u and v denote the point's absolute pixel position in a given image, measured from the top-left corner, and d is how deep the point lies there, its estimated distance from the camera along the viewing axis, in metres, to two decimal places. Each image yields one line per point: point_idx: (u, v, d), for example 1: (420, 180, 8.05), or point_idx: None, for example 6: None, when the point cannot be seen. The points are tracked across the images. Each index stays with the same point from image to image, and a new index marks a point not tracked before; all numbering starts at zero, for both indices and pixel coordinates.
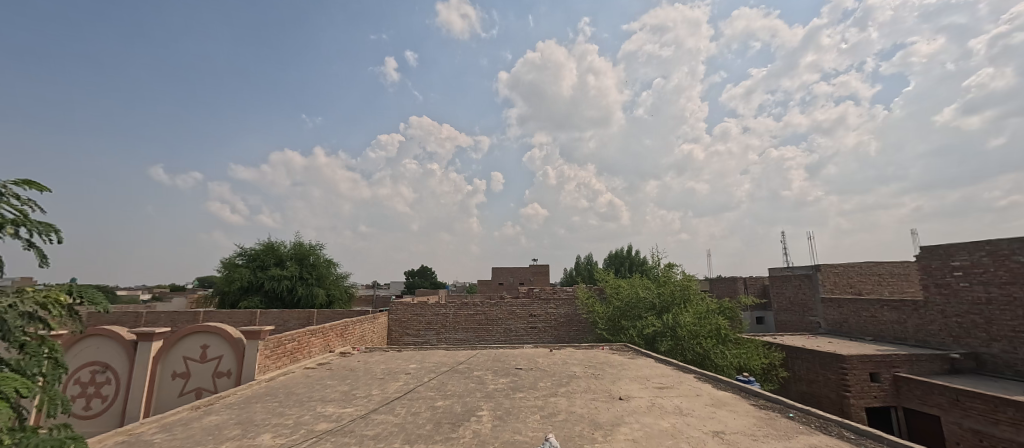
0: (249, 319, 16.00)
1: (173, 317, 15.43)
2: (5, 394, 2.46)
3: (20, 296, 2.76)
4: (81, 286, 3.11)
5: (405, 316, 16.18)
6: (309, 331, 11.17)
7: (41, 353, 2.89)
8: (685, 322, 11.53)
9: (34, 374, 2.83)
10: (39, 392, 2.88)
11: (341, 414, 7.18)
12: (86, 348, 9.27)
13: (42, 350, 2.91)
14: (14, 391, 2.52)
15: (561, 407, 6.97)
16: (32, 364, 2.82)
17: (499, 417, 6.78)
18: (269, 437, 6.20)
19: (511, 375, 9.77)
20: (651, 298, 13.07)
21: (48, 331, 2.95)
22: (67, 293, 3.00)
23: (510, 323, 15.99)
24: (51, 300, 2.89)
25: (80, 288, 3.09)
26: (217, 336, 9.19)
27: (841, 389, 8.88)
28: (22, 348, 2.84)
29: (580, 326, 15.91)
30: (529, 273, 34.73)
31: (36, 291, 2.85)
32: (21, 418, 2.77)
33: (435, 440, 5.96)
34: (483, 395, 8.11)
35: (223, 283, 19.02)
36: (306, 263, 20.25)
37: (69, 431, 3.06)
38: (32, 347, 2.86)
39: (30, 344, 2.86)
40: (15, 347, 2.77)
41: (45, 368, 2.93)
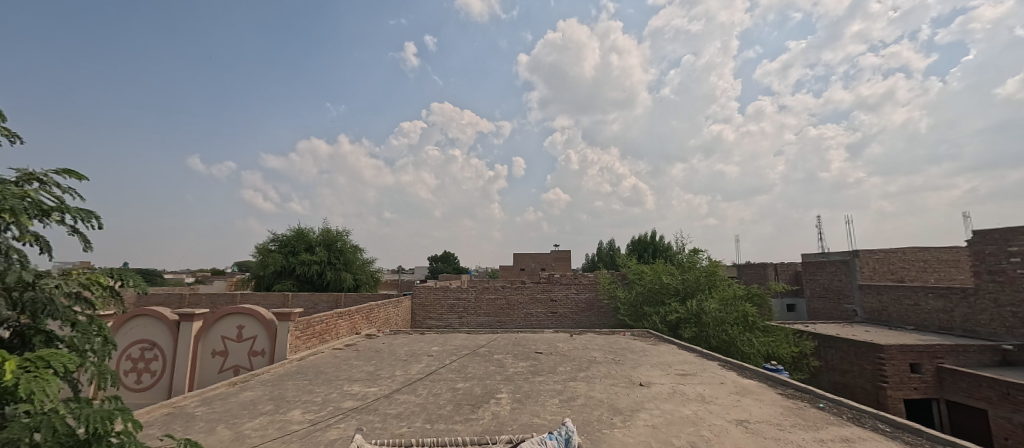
0: (282, 302, 16.55)
1: (213, 298, 16.09)
2: (56, 370, 2.39)
3: (64, 279, 2.72)
4: (122, 268, 3.05)
5: (428, 299, 16.35)
6: (337, 313, 11.44)
7: (91, 331, 2.88)
8: (711, 308, 11.14)
9: (86, 350, 2.82)
10: (90, 366, 2.84)
11: (366, 393, 7.33)
12: (133, 327, 9.69)
13: (93, 328, 2.91)
14: (64, 367, 2.44)
15: (580, 391, 6.91)
16: (84, 340, 2.81)
17: (518, 400, 6.77)
18: (298, 412, 6.38)
19: (531, 359, 9.75)
20: (675, 284, 12.72)
21: (94, 310, 2.95)
22: (109, 276, 2.95)
23: (532, 307, 15.99)
24: (94, 282, 2.84)
25: (121, 270, 3.03)
26: (251, 317, 9.50)
27: (878, 380, 8.47)
28: (74, 326, 2.83)
29: (601, 312, 15.77)
30: (551, 259, 34.70)
31: (79, 273, 2.80)
32: (77, 395, 2.78)
33: (455, 420, 6.01)
34: (503, 378, 8.15)
35: (258, 267, 19.74)
36: (335, 248, 20.67)
37: (118, 402, 3.13)
38: (83, 325, 2.86)
39: (81, 323, 2.86)
40: (66, 324, 2.76)
41: (97, 345, 2.93)
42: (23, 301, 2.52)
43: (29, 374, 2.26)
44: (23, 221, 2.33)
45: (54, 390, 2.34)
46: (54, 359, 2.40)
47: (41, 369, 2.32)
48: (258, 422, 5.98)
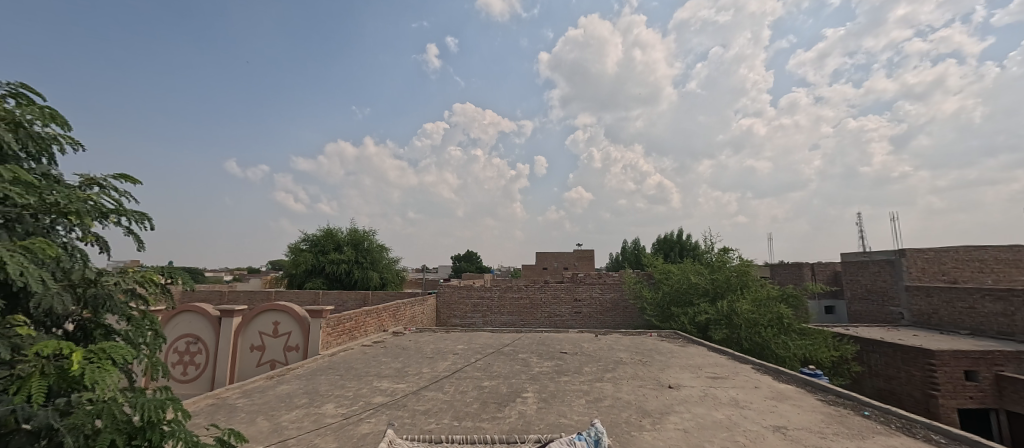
0: (313, 299, 17.10)
1: (249, 295, 16.77)
2: (116, 360, 2.52)
3: (122, 276, 2.92)
4: (172, 267, 3.24)
5: (452, 298, 16.52)
6: (365, 311, 11.72)
7: (144, 325, 3.07)
8: (743, 309, 10.79)
9: (140, 343, 3.01)
10: (144, 357, 3.02)
11: (395, 389, 7.49)
12: (179, 322, 10.20)
13: (145, 323, 3.10)
14: (122, 358, 2.57)
15: (607, 392, 6.83)
16: (139, 334, 3.01)
17: (544, 399, 6.76)
18: (331, 406, 6.57)
19: (557, 358, 9.70)
20: (704, 284, 12.38)
21: (147, 305, 3.14)
22: (160, 274, 3.14)
23: (555, 307, 15.93)
24: (148, 280, 3.03)
25: (171, 269, 3.21)
26: (286, 313, 9.84)
27: (928, 387, 7.99)
28: (129, 321, 3.02)
29: (627, 312, 15.54)
30: (574, 258, 34.48)
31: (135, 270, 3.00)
32: (132, 384, 2.95)
33: (482, 418, 6.06)
34: (529, 378, 8.15)
35: (290, 266, 20.45)
36: (362, 248, 21.16)
37: (168, 392, 3.31)
38: (137, 320, 3.05)
39: (136, 317, 3.05)
40: (122, 319, 2.95)
41: (148, 338, 3.12)
42: (86, 296, 2.69)
43: (93, 364, 2.39)
44: (87, 221, 2.51)
45: (114, 380, 2.46)
46: (115, 350, 2.52)
47: (103, 359, 2.45)
48: (293, 415, 6.20)
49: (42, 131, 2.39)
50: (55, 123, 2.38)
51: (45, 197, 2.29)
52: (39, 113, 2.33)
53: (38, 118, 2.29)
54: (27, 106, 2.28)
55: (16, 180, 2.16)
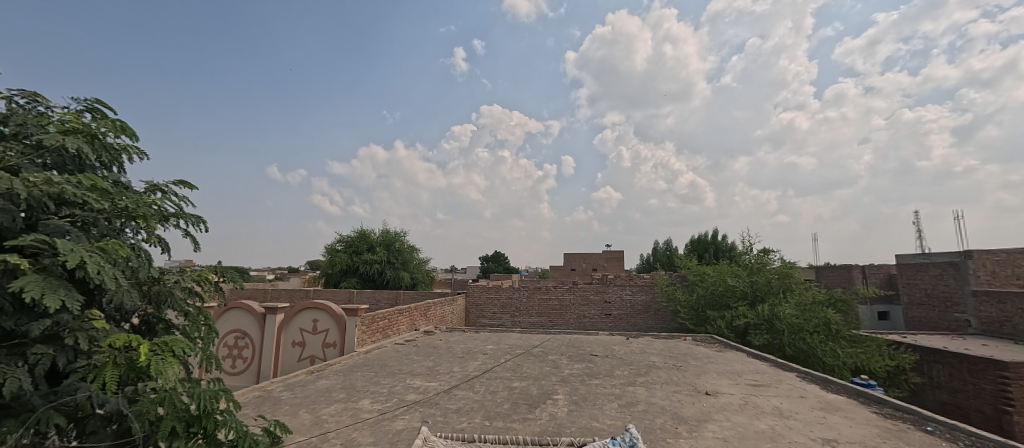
0: (348, 298, 17.65)
1: (289, 293, 17.52)
2: (178, 352, 2.69)
3: (182, 275, 3.13)
4: (224, 266, 3.42)
5: (481, 299, 16.67)
6: (398, 310, 12.00)
7: (199, 321, 3.27)
8: (785, 314, 10.29)
9: (195, 338, 3.20)
10: (199, 350, 3.20)
11: (427, 387, 7.61)
12: (228, 318, 10.78)
13: (201, 318, 3.30)
14: (182, 350, 2.74)
15: (640, 397, 6.69)
16: (194, 328, 3.22)
17: (575, 402, 6.69)
18: (367, 402, 6.77)
19: (587, 361, 9.58)
20: (742, 287, 11.90)
21: (203, 302, 3.34)
22: (214, 273, 3.32)
23: (585, 308, 15.76)
24: (203, 278, 3.22)
25: (223, 268, 3.39)
26: (324, 311, 10.21)
27: (999, 403, 7.35)
28: (186, 316, 3.22)
29: (659, 315, 15.16)
30: (603, 260, 34.05)
31: (193, 270, 3.20)
32: (189, 375, 3.15)
33: (513, 419, 6.06)
34: (559, 379, 8.09)
35: (326, 265, 21.22)
36: (393, 248, 21.67)
37: (221, 384, 3.50)
38: (193, 315, 3.25)
39: (192, 312, 3.25)
40: (181, 315, 3.16)
41: (203, 333, 3.31)
42: (152, 293, 2.89)
43: (158, 355, 2.56)
44: (151, 223, 2.72)
45: (175, 371, 2.62)
46: (177, 343, 2.70)
47: (166, 351, 2.62)
48: (332, 409, 6.42)
49: (113, 142, 2.63)
50: (125, 135, 2.59)
51: (116, 202, 2.50)
52: (111, 125, 2.55)
53: (110, 131, 2.51)
54: (101, 119, 2.51)
55: (93, 186, 2.37)
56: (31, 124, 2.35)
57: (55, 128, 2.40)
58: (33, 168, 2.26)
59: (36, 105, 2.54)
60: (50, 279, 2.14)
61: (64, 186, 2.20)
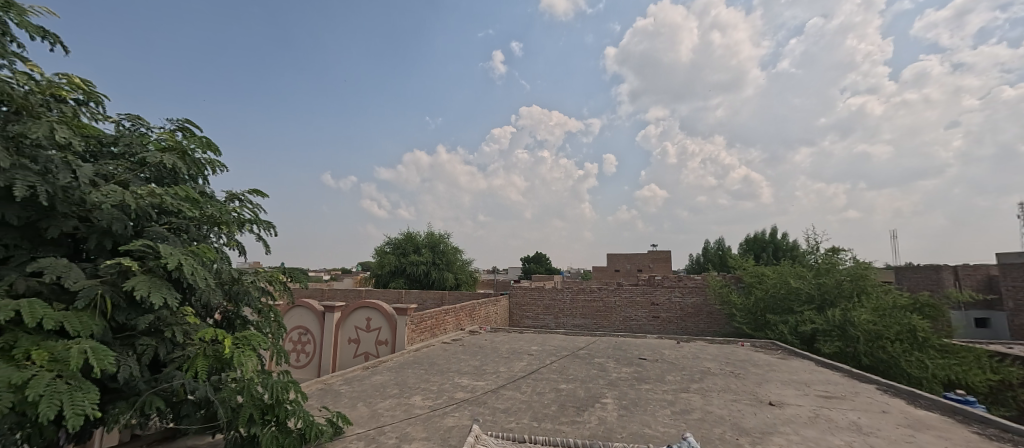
0: (396, 297, 18.29)
1: (344, 292, 18.45)
2: (255, 345, 2.88)
3: (257, 274, 3.38)
4: (292, 267, 3.66)
5: (524, 299, 16.69)
6: (444, 310, 12.27)
7: (271, 317, 3.50)
8: (861, 320, 9.33)
9: (267, 332, 3.42)
10: (271, 345, 3.42)
11: (475, 386, 7.71)
12: (292, 315, 11.54)
13: (272, 314, 3.52)
14: (259, 344, 2.93)
15: (695, 405, 6.38)
16: (266, 324, 3.44)
17: (625, 406, 6.51)
18: (419, 398, 6.97)
19: (635, 365, 9.31)
20: (807, 290, 11.03)
21: (274, 300, 3.57)
22: (283, 273, 3.55)
23: (631, 310, 15.33)
24: (273, 278, 3.46)
25: (291, 269, 3.63)
26: (377, 310, 10.64)
27: None
28: (259, 313, 3.46)
29: (712, 318, 14.41)
30: (649, 260, 33.01)
31: (265, 270, 3.45)
32: (263, 366, 3.36)
33: (562, 421, 5.99)
34: (607, 383, 7.91)
35: (376, 266, 22.14)
36: (438, 250, 22.21)
37: (289, 375, 3.72)
38: (265, 312, 3.47)
39: (264, 309, 3.48)
40: (255, 311, 3.40)
41: (273, 328, 3.53)
42: (233, 290, 3.15)
43: (239, 349, 2.77)
44: (231, 229, 3.06)
45: (253, 363, 2.81)
46: (255, 338, 2.90)
47: (246, 344, 2.82)
48: (387, 404, 6.67)
49: (199, 157, 3.09)
50: (210, 149, 3.10)
51: (204, 211, 2.81)
52: (199, 142, 3.05)
53: (198, 146, 3.00)
54: (191, 137, 3.00)
55: (187, 197, 2.65)
56: (136, 144, 2.86)
57: (154, 146, 2.90)
58: (138, 181, 2.73)
59: (138, 126, 3.04)
60: (155, 279, 2.39)
61: (165, 197, 2.48)
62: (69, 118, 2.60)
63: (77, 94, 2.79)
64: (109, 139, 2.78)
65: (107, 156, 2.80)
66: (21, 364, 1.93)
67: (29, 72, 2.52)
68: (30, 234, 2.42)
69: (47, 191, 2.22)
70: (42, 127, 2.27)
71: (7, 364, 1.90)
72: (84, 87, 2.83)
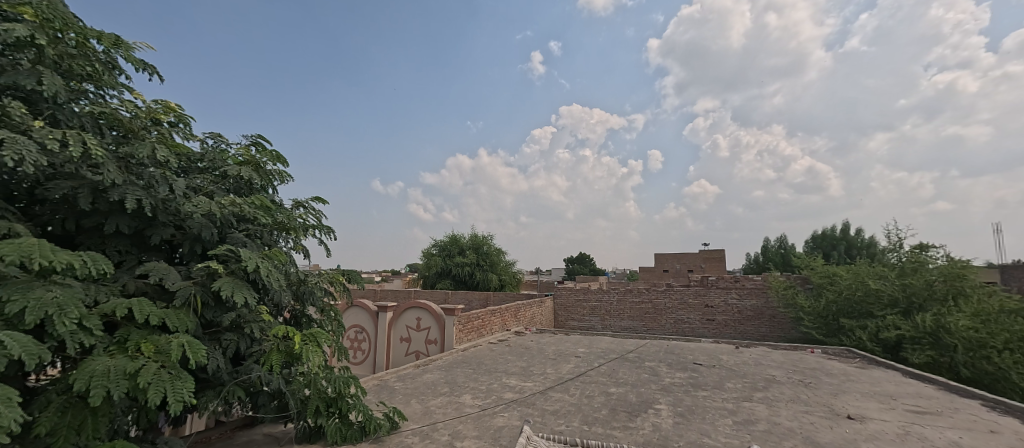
0: (443, 298, 18.68)
1: (394, 293, 19.12)
2: (320, 341, 3.00)
3: (320, 276, 3.53)
4: (350, 269, 3.81)
5: (570, 301, 16.47)
6: (490, 310, 12.34)
7: (332, 316, 3.63)
8: (961, 326, 8.28)
9: (328, 330, 3.56)
10: (333, 342, 3.55)
11: (523, 387, 7.66)
12: (349, 315, 12.12)
13: (333, 313, 3.66)
14: (323, 340, 3.05)
15: (760, 415, 5.94)
16: (328, 322, 3.58)
17: (681, 414, 6.19)
18: (469, 397, 7.02)
19: (690, 370, 8.85)
20: (890, 293, 9.93)
21: (334, 300, 3.71)
22: (342, 275, 3.70)
23: (683, 313, 14.66)
24: (334, 280, 3.59)
25: (349, 271, 3.77)
26: (426, 310, 10.89)
27: None
28: (322, 312, 3.61)
29: (774, 322, 13.43)
30: (701, 260, 31.50)
31: (326, 272, 3.59)
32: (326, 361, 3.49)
33: (614, 426, 5.79)
34: (660, 388, 7.57)
35: (423, 268, 22.76)
36: (482, 251, 22.46)
37: (349, 371, 3.84)
38: (327, 311, 3.62)
39: (326, 309, 3.62)
40: (318, 310, 3.55)
41: (334, 326, 3.66)
42: (301, 291, 3.32)
43: (307, 345, 2.91)
44: (297, 234, 3.33)
45: (318, 359, 2.93)
46: (321, 335, 3.02)
47: (312, 341, 2.95)
48: (438, 401, 6.78)
49: (270, 169, 3.37)
50: (279, 162, 3.39)
51: (274, 218, 3.11)
52: (270, 155, 3.34)
53: (269, 159, 3.30)
54: (263, 151, 3.30)
55: (261, 205, 2.94)
56: (218, 159, 3.14)
57: (233, 161, 3.20)
58: (221, 193, 3.02)
59: (219, 143, 3.32)
60: (237, 280, 2.58)
61: (243, 206, 2.77)
62: (166, 139, 2.90)
63: (172, 117, 3.09)
64: (197, 156, 3.05)
65: (196, 171, 3.07)
66: (133, 355, 2.13)
67: (134, 100, 2.81)
68: (138, 241, 2.71)
69: (150, 203, 2.49)
70: (145, 147, 2.53)
71: (122, 355, 2.11)
72: (178, 111, 3.12)
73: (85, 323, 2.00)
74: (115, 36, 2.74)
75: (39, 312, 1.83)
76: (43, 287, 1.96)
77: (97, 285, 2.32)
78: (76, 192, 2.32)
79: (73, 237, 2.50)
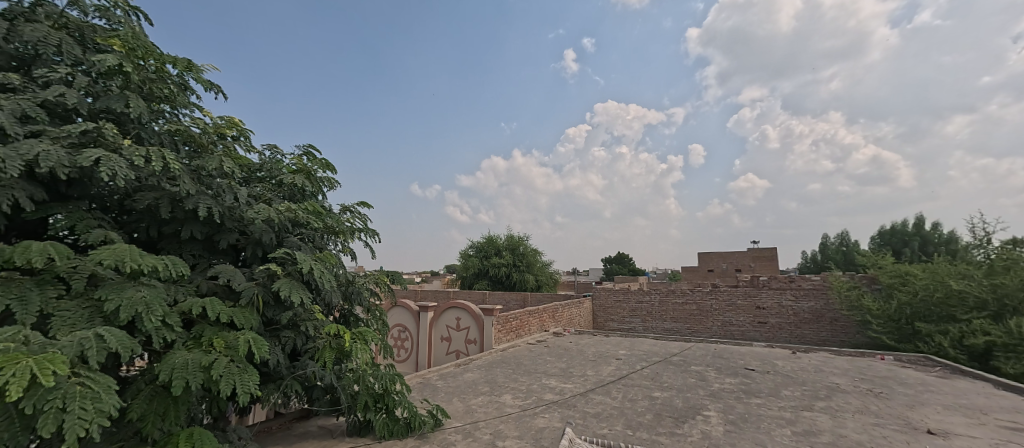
0: (481, 299, 18.84)
1: (433, 294, 19.52)
2: (368, 339, 3.09)
3: (366, 277, 3.66)
4: (392, 270, 3.91)
5: (609, 302, 16.16)
6: (528, 311, 12.31)
7: (378, 315, 3.74)
8: None
9: (375, 328, 3.66)
10: (380, 340, 3.66)
11: (564, 388, 7.57)
12: (392, 314, 12.51)
13: (379, 312, 3.77)
14: (371, 338, 3.14)
15: (822, 426, 5.54)
16: (375, 321, 3.70)
17: (732, 421, 5.88)
18: (509, 397, 7.03)
19: (741, 375, 8.41)
20: (976, 294, 8.87)
21: (379, 300, 3.82)
22: (386, 276, 3.80)
23: (731, 315, 13.98)
24: (378, 280, 3.71)
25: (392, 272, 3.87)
26: (465, 310, 11.03)
27: None
28: (369, 311, 3.72)
29: (835, 325, 12.49)
30: (749, 259, 29.93)
31: (371, 272, 3.72)
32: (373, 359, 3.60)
33: (659, 432, 5.60)
34: (708, 394, 7.24)
35: (461, 269, 23.08)
36: (518, 252, 22.48)
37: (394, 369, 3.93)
38: (373, 310, 3.73)
39: (373, 308, 3.73)
40: (365, 310, 3.67)
41: (380, 325, 3.76)
42: (350, 291, 3.45)
43: (357, 342, 3.01)
44: (345, 236, 3.47)
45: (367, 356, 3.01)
46: (369, 333, 3.12)
47: (362, 339, 3.05)
48: (479, 400, 6.83)
49: (320, 176, 3.52)
50: (329, 169, 3.53)
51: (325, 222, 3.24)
52: (320, 163, 3.48)
53: (320, 167, 3.44)
54: (314, 160, 3.45)
55: (314, 211, 3.06)
56: (274, 168, 3.32)
57: (287, 170, 3.36)
58: (278, 200, 3.19)
59: (276, 154, 3.50)
60: (294, 281, 2.72)
61: (298, 212, 2.90)
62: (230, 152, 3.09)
63: (235, 132, 3.30)
64: (256, 166, 3.24)
65: (255, 181, 3.27)
66: (207, 349, 2.30)
67: (204, 117, 3.03)
68: (209, 246, 2.90)
69: (219, 212, 2.67)
70: (214, 160, 2.71)
71: (198, 349, 2.29)
72: (240, 127, 3.32)
73: (168, 319, 2.18)
74: (187, 60, 2.95)
75: (131, 310, 2.05)
76: (134, 287, 2.18)
77: (177, 285, 2.51)
78: (158, 202, 2.54)
79: (155, 242, 2.71)
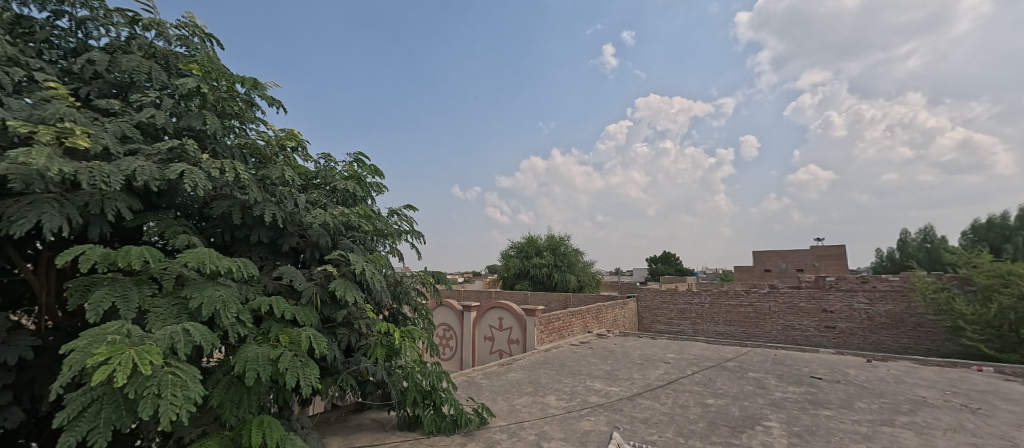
0: (523, 299, 18.83)
1: (476, 294, 19.76)
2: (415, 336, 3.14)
3: (412, 277, 3.73)
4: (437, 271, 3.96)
5: (655, 303, 15.63)
6: (570, 312, 12.13)
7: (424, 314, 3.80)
8: None
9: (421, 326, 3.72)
10: (426, 338, 3.71)
11: (609, 391, 7.37)
12: (437, 313, 12.78)
13: (425, 311, 3.82)
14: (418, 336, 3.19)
15: (902, 443, 5.00)
16: (421, 319, 3.75)
17: (795, 433, 5.45)
18: (554, 398, 6.94)
19: (804, 384, 7.80)
20: None
21: (425, 299, 3.87)
22: (431, 276, 3.85)
23: (793, 319, 13.08)
24: (424, 280, 3.76)
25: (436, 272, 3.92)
26: (507, 310, 11.05)
27: None
28: (416, 310, 3.78)
29: (916, 331, 11.29)
30: (812, 258, 27.82)
31: (418, 272, 3.78)
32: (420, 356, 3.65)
33: (714, 441, 5.29)
34: (767, 403, 6.77)
35: (503, 269, 23.20)
36: (559, 252, 22.25)
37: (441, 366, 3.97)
38: (420, 309, 3.78)
39: (420, 307, 3.79)
40: (412, 309, 3.74)
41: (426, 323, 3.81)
42: (399, 291, 3.52)
43: (405, 340, 3.06)
44: (393, 238, 3.56)
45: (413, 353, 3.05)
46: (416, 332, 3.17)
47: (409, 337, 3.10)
48: (523, 401, 6.80)
49: (369, 182, 3.62)
50: (378, 175, 3.62)
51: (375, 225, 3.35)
52: (369, 169, 3.59)
53: (370, 173, 3.54)
54: (364, 166, 3.56)
55: (364, 214, 3.16)
56: (329, 175, 3.45)
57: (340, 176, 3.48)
58: (333, 206, 3.31)
59: (330, 163, 3.64)
60: (348, 281, 2.81)
61: (350, 215, 3.00)
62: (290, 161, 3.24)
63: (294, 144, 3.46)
64: (313, 174, 3.38)
65: (312, 187, 3.42)
66: (274, 344, 2.42)
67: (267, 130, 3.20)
68: (273, 249, 3.05)
69: (282, 217, 2.81)
70: (277, 170, 2.86)
71: (267, 344, 2.41)
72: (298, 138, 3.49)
73: (242, 317, 2.31)
74: (254, 80, 3.12)
75: (211, 307, 2.20)
76: (213, 287, 2.33)
77: (247, 285, 2.65)
78: (231, 209, 2.69)
79: (229, 246, 2.88)
